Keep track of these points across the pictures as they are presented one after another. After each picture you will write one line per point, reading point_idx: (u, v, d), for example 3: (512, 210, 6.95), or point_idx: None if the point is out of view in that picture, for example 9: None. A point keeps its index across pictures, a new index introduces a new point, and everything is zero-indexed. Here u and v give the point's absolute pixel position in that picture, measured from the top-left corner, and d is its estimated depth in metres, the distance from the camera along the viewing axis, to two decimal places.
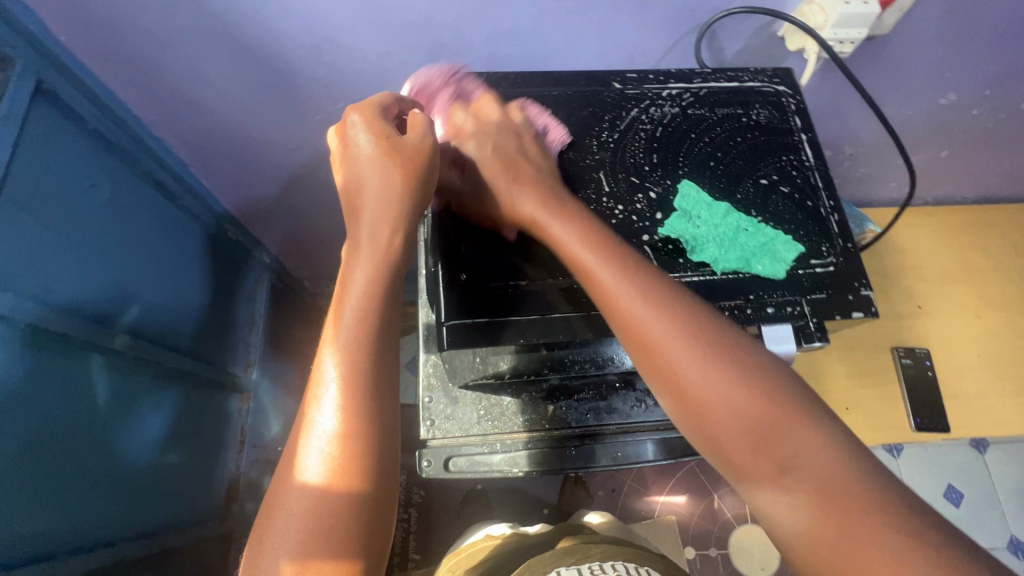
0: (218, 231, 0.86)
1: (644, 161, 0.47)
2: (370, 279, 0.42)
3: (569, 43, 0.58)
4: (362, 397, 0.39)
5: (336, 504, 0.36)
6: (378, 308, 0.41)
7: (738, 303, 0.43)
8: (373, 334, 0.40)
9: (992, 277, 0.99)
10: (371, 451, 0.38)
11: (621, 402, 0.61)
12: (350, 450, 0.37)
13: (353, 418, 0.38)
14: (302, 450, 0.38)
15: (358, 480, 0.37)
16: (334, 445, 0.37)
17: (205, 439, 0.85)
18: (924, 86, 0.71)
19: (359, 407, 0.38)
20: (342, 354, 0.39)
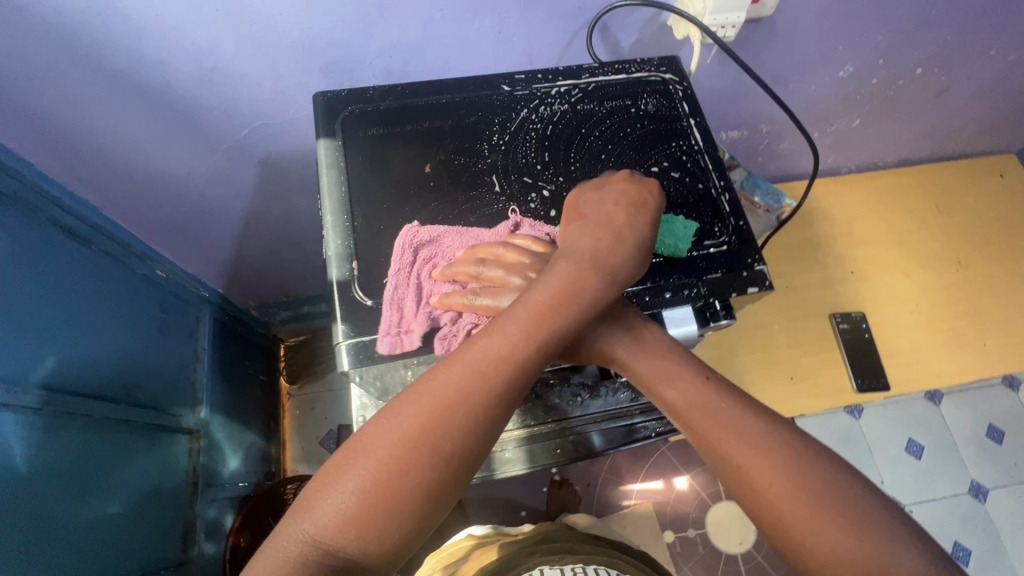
0: (144, 271, 0.84)
1: (536, 160, 0.47)
2: (545, 311, 0.38)
3: (464, 49, 0.59)
4: (468, 435, 0.35)
5: (383, 512, 0.34)
6: (529, 351, 0.37)
7: (636, 290, 0.44)
8: (518, 379, 0.36)
9: (918, 236, 1.03)
10: (440, 487, 0.35)
11: (558, 397, 0.61)
12: (422, 470, 0.34)
13: (443, 448, 0.35)
14: (375, 436, 0.35)
15: (411, 505, 0.34)
16: (406, 458, 0.34)
17: (152, 486, 0.82)
18: (820, 61, 0.73)
19: (460, 441, 0.35)
20: (472, 381, 0.36)
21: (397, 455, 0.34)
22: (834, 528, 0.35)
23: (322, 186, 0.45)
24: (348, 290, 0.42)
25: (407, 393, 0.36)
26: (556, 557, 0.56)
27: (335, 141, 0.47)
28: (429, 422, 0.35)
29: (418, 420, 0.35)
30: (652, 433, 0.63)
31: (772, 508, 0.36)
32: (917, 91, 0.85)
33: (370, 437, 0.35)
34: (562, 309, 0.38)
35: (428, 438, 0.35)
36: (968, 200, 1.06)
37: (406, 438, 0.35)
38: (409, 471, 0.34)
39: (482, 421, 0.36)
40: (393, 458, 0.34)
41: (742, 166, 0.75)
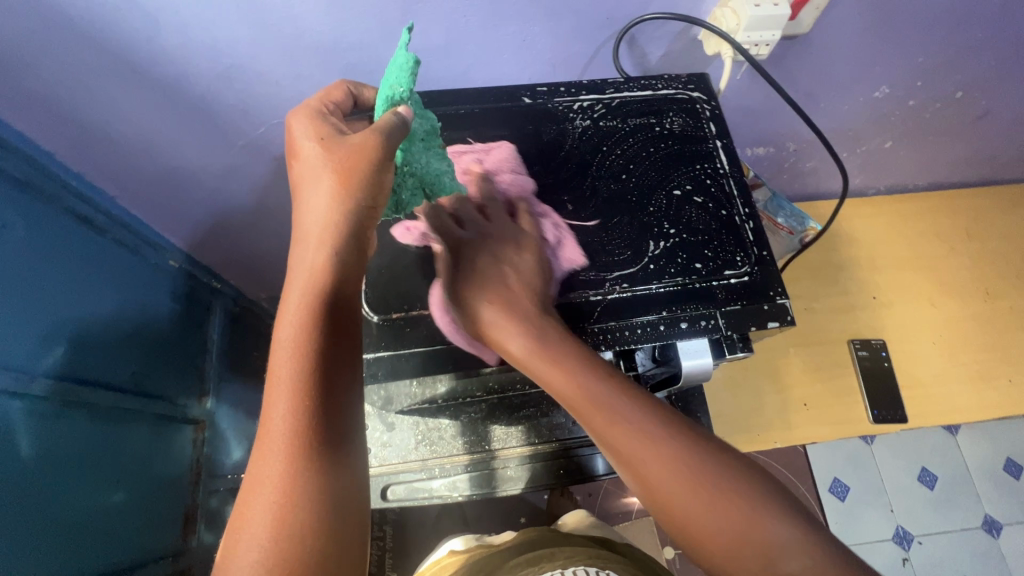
0: (158, 262, 0.85)
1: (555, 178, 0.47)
2: (309, 304, 0.36)
3: (486, 56, 0.57)
4: (320, 431, 0.34)
5: (296, 560, 0.31)
6: (316, 332, 0.35)
7: (651, 318, 0.43)
8: (323, 356, 0.35)
9: (945, 263, 1.00)
10: (331, 489, 0.33)
11: (564, 415, 0.61)
12: (303, 500, 0.32)
13: (307, 460, 0.33)
14: (246, 520, 0.32)
15: (321, 533, 0.32)
16: (280, 501, 0.32)
17: (156, 475, 0.83)
18: (855, 81, 0.71)
19: (316, 443, 0.33)
20: (285, 388, 0.34)
21: (273, 511, 0.32)
22: (716, 505, 0.37)
23: None
24: None
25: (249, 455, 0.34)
26: (538, 566, 0.56)
27: None
28: (281, 453, 0.33)
29: (272, 462, 0.33)
30: None
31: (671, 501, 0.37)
32: (955, 115, 0.82)
33: (243, 527, 0.32)
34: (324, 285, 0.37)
35: (286, 471, 0.32)
36: (1000, 228, 1.02)
37: (273, 484, 0.32)
38: (287, 508, 0.32)
39: (324, 403, 0.34)
40: (271, 516, 0.32)
41: (767, 185, 0.73)
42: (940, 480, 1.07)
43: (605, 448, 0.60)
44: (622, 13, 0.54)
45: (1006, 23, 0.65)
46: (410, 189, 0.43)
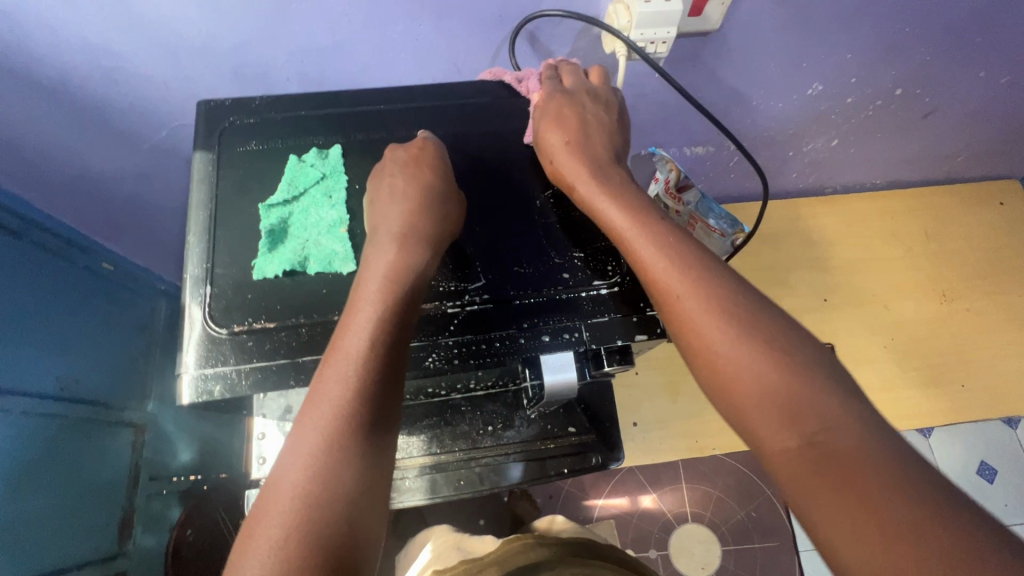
0: (89, 264, 0.84)
1: None
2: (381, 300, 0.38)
3: (380, 56, 0.56)
4: (373, 405, 0.36)
5: (319, 539, 0.32)
6: (395, 315, 0.38)
7: (511, 331, 0.42)
8: (387, 343, 0.37)
9: (903, 264, 0.97)
10: (362, 478, 0.34)
11: (468, 425, 0.59)
12: (342, 470, 0.34)
13: (352, 445, 0.34)
14: (279, 487, 0.33)
15: (344, 517, 0.33)
16: (316, 476, 0.33)
17: (87, 479, 0.82)
18: (783, 78, 0.68)
19: (361, 430, 0.35)
20: (350, 365, 0.36)
21: (307, 485, 0.33)
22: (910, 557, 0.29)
23: (190, 202, 0.42)
24: (197, 318, 0.39)
25: (294, 428, 0.35)
26: None
27: (210, 155, 0.44)
28: (331, 430, 0.34)
29: (318, 434, 0.34)
30: (566, 469, 0.59)
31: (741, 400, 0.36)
32: (899, 113, 0.79)
33: (275, 490, 0.34)
34: (396, 286, 0.39)
35: (329, 450, 0.34)
36: (961, 227, 0.99)
37: (311, 459, 0.34)
38: (321, 486, 0.33)
39: (381, 398, 0.36)
40: (301, 485, 0.33)
41: (696, 187, 0.72)
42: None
43: (511, 459, 0.59)
44: (513, 10, 0.52)
45: (936, 17, 0.63)
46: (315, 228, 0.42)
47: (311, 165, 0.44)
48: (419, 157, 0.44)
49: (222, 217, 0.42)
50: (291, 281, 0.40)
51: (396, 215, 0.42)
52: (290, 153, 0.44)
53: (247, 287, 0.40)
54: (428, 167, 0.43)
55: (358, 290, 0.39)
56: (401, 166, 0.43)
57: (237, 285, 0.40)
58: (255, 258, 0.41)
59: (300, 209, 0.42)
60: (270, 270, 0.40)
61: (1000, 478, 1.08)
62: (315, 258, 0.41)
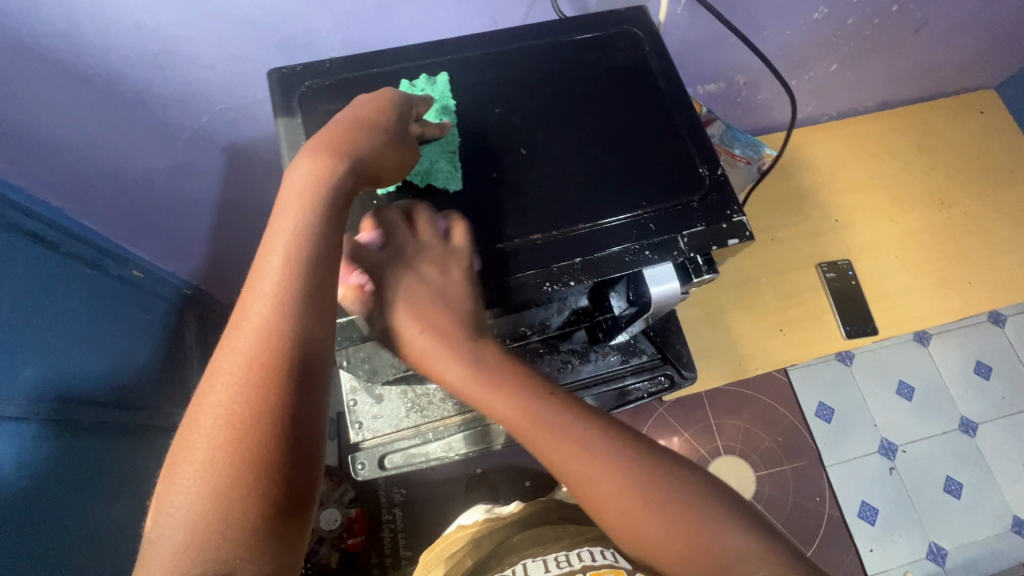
0: (123, 273, 0.83)
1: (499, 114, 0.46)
2: (308, 210, 0.36)
3: (426, 17, 0.57)
4: (298, 316, 0.34)
5: (249, 447, 0.31)
6: (318, 225, 0.36)
7: (612, 252, 0.44)
8: (314, 252, 0.36)
9: (901, 178, 1.03)
10: (295, 386, 0.33)
11: (548, 364, 0.62)
12: (270, 384, 0.32)
13: (277, 355, 0.33)
14: (203, 408, 0.32)
15: (276, 425, 0.32)
16: (240, 393, 0.32)
17: (152, 487, 0.82)
18: (794, 3, 0.72)
19: (284, 342, 0.33)
20: (273, 280, 0.35)
21: (231, 401, 0.32)
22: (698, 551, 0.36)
23: (284, 168, 0.43)
24: None
25: (216, 351, 0.34)
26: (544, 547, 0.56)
27: (293, 120, 0.44)
28: (255, 339, 0.33)
29: (243, 352, 0.33)
30: (643, 393, 0.64)
31: (613, 506, 0.37)
32: (894, 29, 0.83)
33: (203, 410, 0.32)
34: (318, 201, 0.36)
35: (251, 366, 0.33)
36: (950, 138, 1.06)
37: (233, 376, 0.32)
38: (246, 399, 0.32)
39: (309, 307, 0.34)
40: (227, 406, 0.32)
41: (720, 120, 0.75)
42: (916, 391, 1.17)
43: (590, 390, 0.62)
44: None
45: None
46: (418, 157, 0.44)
47: (421, 90, 0.46)
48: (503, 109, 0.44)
49: None
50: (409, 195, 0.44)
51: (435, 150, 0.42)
52: None
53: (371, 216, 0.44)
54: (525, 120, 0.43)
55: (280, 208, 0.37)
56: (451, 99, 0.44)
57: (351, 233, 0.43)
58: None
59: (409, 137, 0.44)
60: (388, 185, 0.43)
61: (996, 373, 1.20)
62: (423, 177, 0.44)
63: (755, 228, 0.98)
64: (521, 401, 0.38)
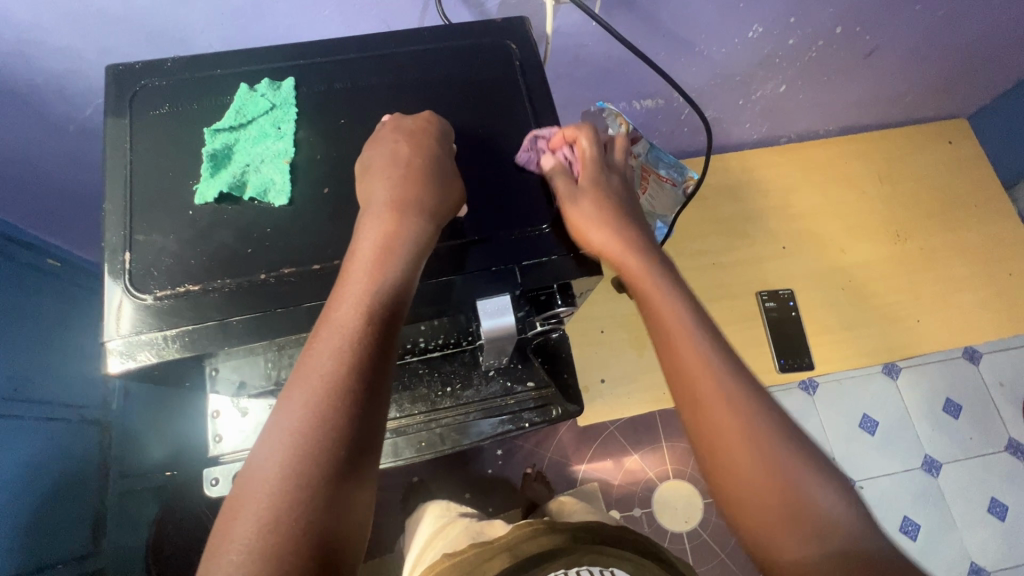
0: (35, 261, 0.81)
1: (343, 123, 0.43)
2: (378, 270, 0.38)
3: (306, 15, 0.54)
4: (363, 377, 0.36)
5: (305, 502, 0.32)
6: (393, 286, 0.38)
7: (445, 278, 0.42)
8: (388, 313, 0.37)
9: (857, 207, 0.99)
10: (354, 443, 0.35)
11: (427, 387, 0.59)
12: (332, 442, 0.34)
13: (336, 416, 0.34)
14: (263, 462, 0.34)
15: (332, 480, 0.33)
16: (299, 449, 0.34)
17: (59, 478, 0.81)
18: (724, 21, 0.68)
19: (348, 401, 0.35)
20: (343, 338, 0.36)
21: (292, 456, 0.33)
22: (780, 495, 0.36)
23: (103, 169, 0.41)
24: (115, 289, 0.38)
25: (280, 402, 0.35)
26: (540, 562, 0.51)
27: (121, 121, 0.42)
28: (316, 397, 0.35)
29: (307, 409, 0.34)
30: (529, 424, 0.60)
31: (722, 430, 0.38)
32: (843, 52, 0.79)
33: (263, 461, 0.34)
34: (393, 261, 0.38)
35: (315, 424, 0.34)
36: (913, 167, 1.01)
37: (297, 431, 0.34)
38: (309, 454, 0.34)
39: (371, 371, 0.36)
40: (289, 460, 0.33)
41: (645, 139, 0.74)
42: (880, 426, 1.11)
43: (471, 417, 0.59)
44: None
45: None
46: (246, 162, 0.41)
47: (262, 96, 0.43)
48: (411, 121, 0.43)
49: (141, 181, 0.40)
50: (229, 208, 0.40)
51: (384, 185, 0.40)
52: (204, 114, 0.42)
53: (185, 228, 0.39)
54: (419, 142, 0.42)
55: (353, 262, 0.38)
56: (392, 132, 0.42)
57: (158, 249, 0.39)
58: (195, 183, 0.40)
59: (247, 136, 0.42)
60: (209, 194, 0.40)
61: (965, 413, 1.15)
62: (250, 181, 0.40)
63: (697, 251, 0.94)
64: (672, 300, 0.42)
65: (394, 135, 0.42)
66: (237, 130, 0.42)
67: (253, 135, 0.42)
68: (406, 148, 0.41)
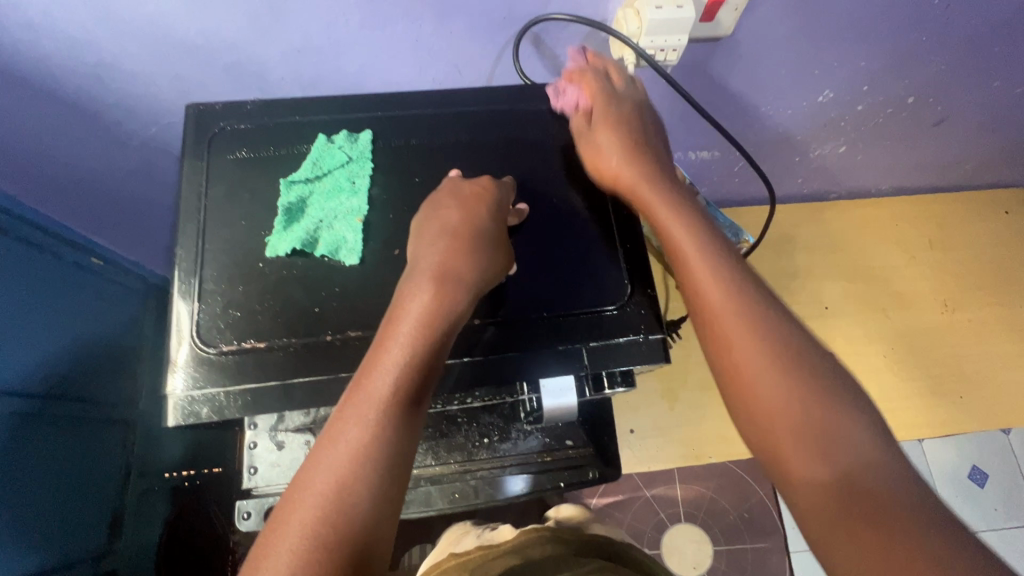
0: (81, 260, 0.82)
1: (418, 181, 0.43)
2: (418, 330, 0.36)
3: (380, 57, 0.53)
4: (389, 450, 0.34)
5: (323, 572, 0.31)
6: (429, 355, 0.36)
7: (511, 355, 0.42)
8: (420, 382, 0.36)
9: (905, 273, 0.96)
10: (372, 521, 0.33)
11: (465, 436, 0.58)
12: (353, 518, 0.33)
13: (360, 489, 0.33)
14: (282, 532, 0.32)
15: (356, 551, 0.32)
16: (319, 522, 0.32)
17: (86, 478, 0.82)
18: (794, 85, 0.67)
19: (373, 475, 0.34)
20: (374, 406, 0.35)
21: (313, 530, 0.32)
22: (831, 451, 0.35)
23: (178, 212, 0.41)
24: (184, 341, 0.38)
25: (303, 468, 0.34)
26: None
27: (198, 163, 0.42)
28: (342, 468, 0.33)
29: (332, 479, 0.33)
30: (563, 484, 0.59)
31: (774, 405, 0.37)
32: (911, 120, 0.77)
33: (281, 531, 0.32)
34: (433, 327, 0.37)
35: (340, 496, 0.33)
36: (967, 235, 0.98)
37: (319, 503, 0.32)
38: (330, 528, 0.32)
39: (398, 443, 0.35)
40: (309, 535, 0.32)
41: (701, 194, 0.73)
42: None
43: (507, 471, 0.58)
44: (518, 12, 0.49)
45: (952, 26, 0.61)
46: (319, 216, 0.41)
47: (339, 148, 0.43)
48: (484, 187, 0.42)
49: (215, 227, 0.40)
50: (300, 263, 0.40)
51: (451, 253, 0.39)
52: (281, 161, 0.42)
53: (254, 281, 0.39)
54: (495, 213, 0.41)
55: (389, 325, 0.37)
56: (466, 196, 0.41)
57: (225, 301, 0.39)
58: (268, 235, 0.40)
59: (322, 189, 0.41)
60: (281, 248, 0.39)
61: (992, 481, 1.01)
62: (324, 237, 0.40)
63: None
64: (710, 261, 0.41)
65: (470, 200, 0.40)
66: (313, 183, 0.41)
67: (328, 188, 0.41)
68: (479, 216, 0.40)
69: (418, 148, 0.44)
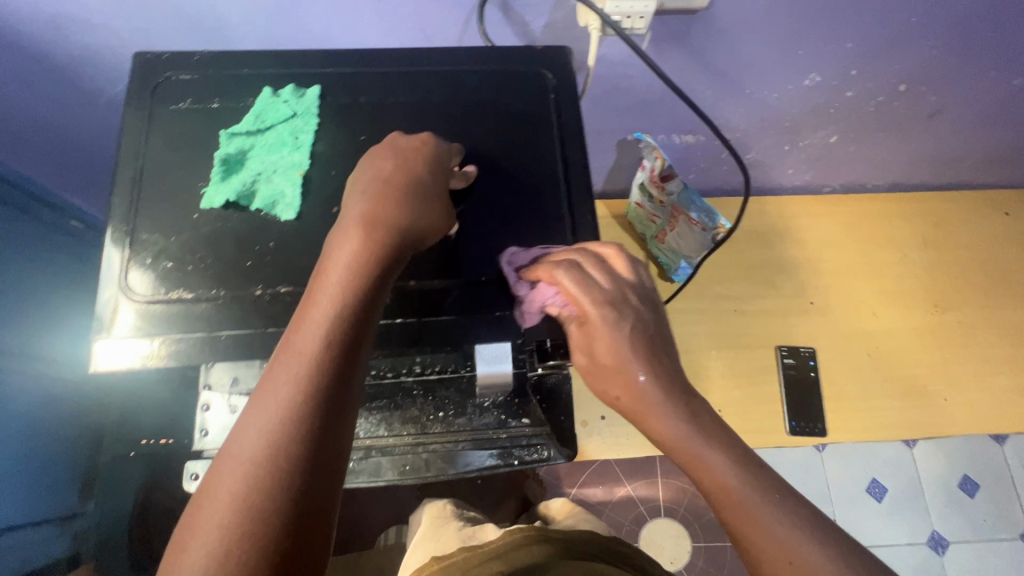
0: (61, 221, 0.83)
1: (364, 139, 0.42)
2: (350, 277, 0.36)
3: (344, 18, 0.52)
4: (320, 406, 0.32)
5: (258, 523, 0.30)
6: (357, 310, 0.35)
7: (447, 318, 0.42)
8: (349, 336, 0.34)
9: (896, 271, 0.93)
10: (307, 480, 0.31)
11: (419, 409, 0.57)
12: (283, 478, 0.31)
13: (291, 448, 0.31)
14: (216, 494, 0.31)
15: (289, 510, 0.30)
16: (249, 482, 0.31)
17: (55, 437, 0.83)
18: (777, 66, 0.65)
19: (304, 432, 0.32)
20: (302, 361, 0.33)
21: (242, 489, 0.30)
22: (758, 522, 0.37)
23: (117, 159, 0.40)
24: (112, 288, 0.37)
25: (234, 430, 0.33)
26: None
27: (140, 112, 0.41)
28: (270, 427, 0.32)
29: (261, 438, 0.31)
30: (518, 462, 0.57)
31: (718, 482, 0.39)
32: (904, 110, 0.75)
33: (214, 494, 0.31)
34: (362, 282, 0.35)
35: (269, 454, 0.31)
36: (962, 235, 0.95)
37: (248, 464, 0.31)
38: (261, 486, 0.30)
39: (329, 398, 0.33)
40: (238, 496, 0.30)
41: (679, 178, 0.74)
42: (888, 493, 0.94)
43: (461, 446, 0.57)
44: None
45: (942, 7, 0.58)
46: (258, 170, 0.40)
47: (284, 102, 0.42)
48: (430, 147, 0.41)
49: (152, 177, 0.40)
50: (234, 215, 0.39)
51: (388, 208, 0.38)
52: (225, 114, 0.41)
53: (188, 232, 0.39)
54: (437, 171, 0.40)
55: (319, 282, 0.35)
56: (410, 153, 0.40)
57: (157, 251, 0.38)
58: (205, 186, 0.39)
59: (263, 143, 0.41)
60: (216, 200, 0.38)
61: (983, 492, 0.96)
62: (261, 190, 0.39)
63: (718, 294, 0.91)
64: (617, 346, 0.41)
65: (411, 157, 0.40)
66: (254, 136, 0.41)
67: (270, 142, 0.41)
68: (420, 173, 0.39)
69: (366, 106, 0.43)
